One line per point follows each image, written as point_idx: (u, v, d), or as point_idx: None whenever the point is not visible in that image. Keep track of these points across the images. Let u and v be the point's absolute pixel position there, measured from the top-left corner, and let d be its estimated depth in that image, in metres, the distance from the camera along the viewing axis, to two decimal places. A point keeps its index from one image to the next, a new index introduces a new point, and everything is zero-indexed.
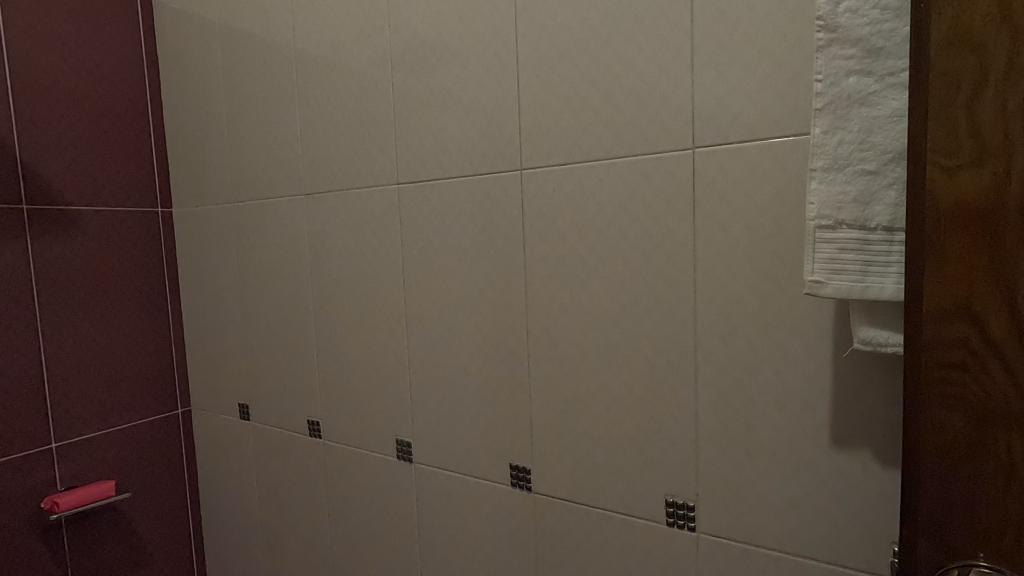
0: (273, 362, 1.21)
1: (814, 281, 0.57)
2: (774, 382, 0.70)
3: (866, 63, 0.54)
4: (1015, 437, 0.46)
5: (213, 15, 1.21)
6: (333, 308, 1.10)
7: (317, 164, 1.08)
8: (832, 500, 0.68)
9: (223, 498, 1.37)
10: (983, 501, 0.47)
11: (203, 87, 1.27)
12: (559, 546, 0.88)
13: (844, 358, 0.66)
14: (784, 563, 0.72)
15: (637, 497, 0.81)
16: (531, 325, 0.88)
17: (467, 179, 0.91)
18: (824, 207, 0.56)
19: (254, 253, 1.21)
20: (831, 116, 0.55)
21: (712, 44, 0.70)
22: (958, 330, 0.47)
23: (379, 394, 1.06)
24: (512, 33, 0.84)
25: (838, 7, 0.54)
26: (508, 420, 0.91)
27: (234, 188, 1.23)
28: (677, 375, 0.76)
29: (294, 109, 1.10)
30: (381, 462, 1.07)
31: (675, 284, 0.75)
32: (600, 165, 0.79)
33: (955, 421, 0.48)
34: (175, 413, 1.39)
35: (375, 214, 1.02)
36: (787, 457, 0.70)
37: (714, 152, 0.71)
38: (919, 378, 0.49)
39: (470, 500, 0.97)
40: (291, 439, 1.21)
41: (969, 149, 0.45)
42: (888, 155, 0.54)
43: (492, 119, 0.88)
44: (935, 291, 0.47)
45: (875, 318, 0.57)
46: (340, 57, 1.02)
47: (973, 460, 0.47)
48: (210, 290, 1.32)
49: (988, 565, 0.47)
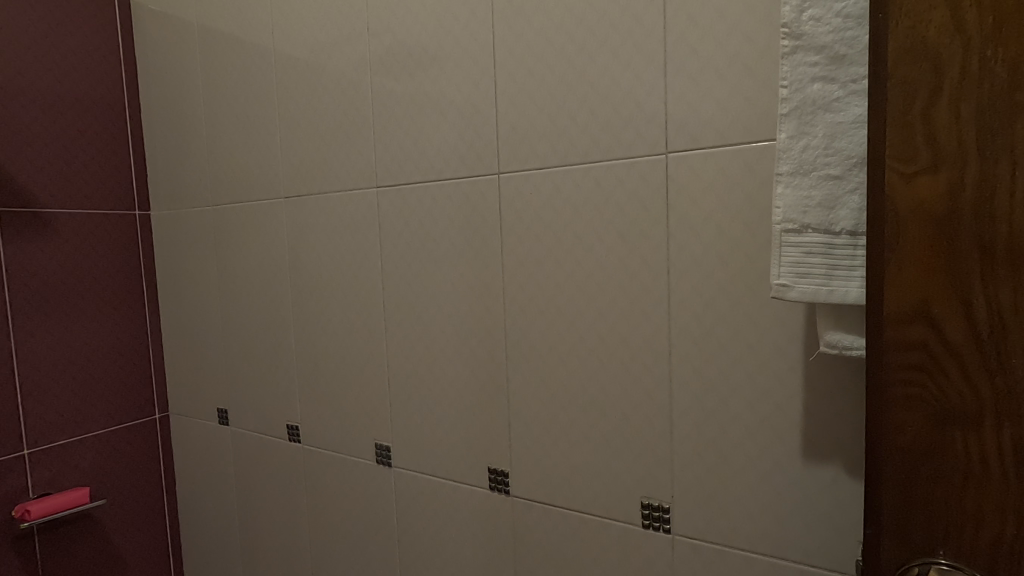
0: (252, 365, 1.20)
1: (780, 284, 0.58)
2: (746, 384, 0.71)
3: (830, 70, 0.55)
4: (971, 438, 0.46)
5: (192, 18, 1.21)
6: (312, 311, 1.09)
7: (296, 166, 1.08)
8: (803, 501, 0.69)
9: (202, 504, 1.36)
10: (941, 500, 0.48)
11: (181, 88, 1.26)
12: (537, 549, 0.88)
13: (813, 361, 0.67)
14: (758, 564, 0.73)
15: (613, 500, 0.81)
16: (509, 328, 0.88)
17: (445, 182, 0.91)
18: (790, 211, 0.57)
19: (233, 255, 1.20)
20: (796, 122, 0.56)
21: (684, 50, 0.71)
22: (917, 332, 0.48)
23: (358, 398, 1.05)
24: (490, 37, 0.85)
25: (802, 15, 0.55)
26: (486, 423, 0.91)
27: (212, 191, 1.22)
28: (652, 378, 0.77)
29: (273, 111, 1.10)
30: (360, 466, 1.07)
31: (650, 288, 0.76)
32: (576, 170, 0.80)
33: (915, 421, 0.49)
34: (153, 419, 1.37)
35: (353, 217, 1.02)
36: (759, 458, 0.71)
37: (686, 157, 0.72)
38: (880, 378, 0.50)
39: (449, 503, 0.97)
40: (269, 444, 1.19)
41: (925, 156, 0.46)
42: (852, 160, 0.55)
43: (470, 123, 0.88)
44: (895, 294, 0.48)
45: (841, 322, 0.58)
46: (319, 59, 1.02)
47: (932, 460, 0.48)
48: (188, 293, 1.31)
49: (948, 563, 0.48)
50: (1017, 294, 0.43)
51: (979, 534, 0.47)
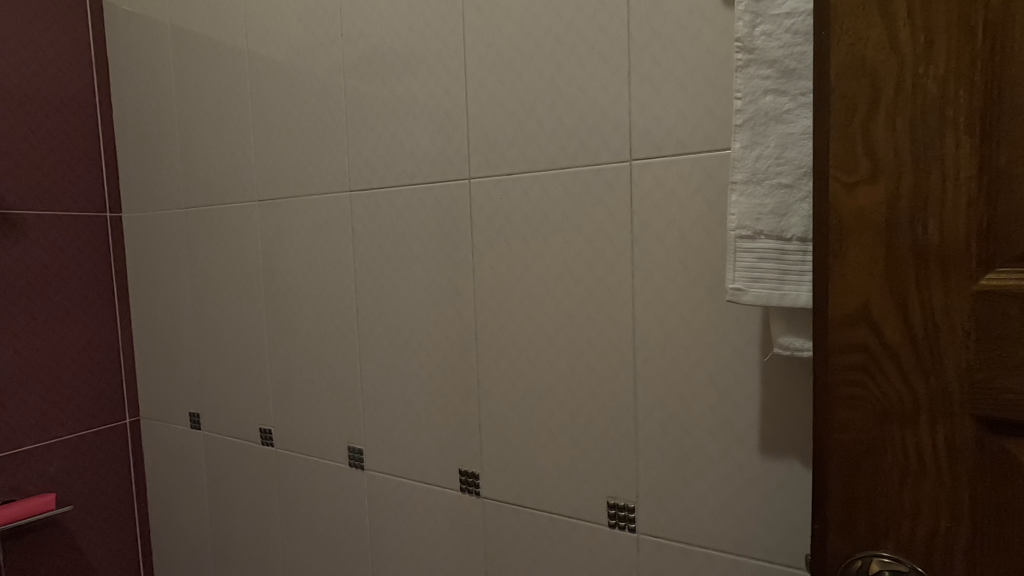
0: (225, 368, 1.20)
1: (735, 288, 0.60)
2: (707, 385, 0.73)
3: (781, 83, 0.57)
4: (910, 435, 0.49)
5: (166, 20, 1.20)
6: (285, 315, 1.09)
7: (269, 169, 1.08)
8: (761, 499, 0.71)
9: (173, 509, 1.34)
10: (882, 494, 0.50)
11: (155, 89, 1.25)
12: (506, 549, 0.89)
13: (770, 363, 0.69)
14: (719, 561, 0.74)
15: (581, 500, 0.83)
16: (480, 331, 0.89)
17: (417, 187, 0.92)
18: (744, 218, 0.59)
19: (206, 258, 1.20)
20: (750, 132, 0.58)
21: (647, 60, 0.73)
22: (860, 334, 0.50)
23: (331, 401, 1.05)
24: (461, 45, 0.86)
25: (754, 30, 0.57)
26: (457, 425, 0.92)
27: (186, 193, 1.22)
28: (618, 380, 0.79)
29: (247, 114, 1.10)
30: (333, 469, 1.07)
31: (616, 291, 0.78)
32: (545, 176, 0.81)
33: (858, 420, 0.51)
34: (124, 423, 1.36)
35: (327, 221, 1.02)
36: (720, 457, 0.73)
37: (650, 164, 0.74)
38: (826, 379, 0.52)
39: (421, 505, 0.97)
40: (242, 447, 1.19)
41: (865, 166, 0.48)
42: (802, 170, 0.57)
43: (442, 129, 0.89)
44: (838, 298, 0.50)
45: (793, 324, 0.60)
46: (293, 63, 1.03)
47: (873, 456, 0.50)
48: (160, 295, 1.30)
49: (889, 556, 0.50)
50: (948, 297, 0.46)
51: (918, 526, 0.49)
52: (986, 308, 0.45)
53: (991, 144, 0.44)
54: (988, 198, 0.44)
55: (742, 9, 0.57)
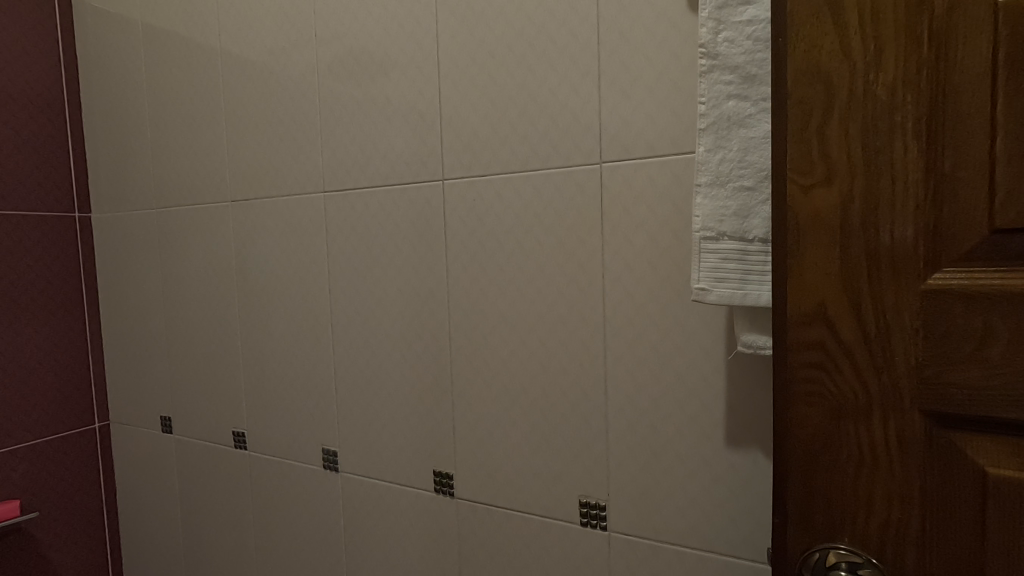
0: (197, 371, 1.18)
1: (699, 288, 0.61)
2: (675, 384, 0.75)
3: (743, 88, 0.58)
4: (864, 429, 0.50)
5: (137, 17, 1.19)
6: (259, 317, 1.08)
7: (243, 170, 1.07)
8: (728, 496, 0.73)
9: (144, 515, 1.32)
10: (839, 487, 0.52)
11: (124, 87, 1.23)
12: (480, 550, 0.90)
13: (735, 362, 0.71)
14: (688, 557, 0.76)
15: (553, 499, 0.83)
16: (454, 331, 0.89)
17: (391, 188, 0.92)
18: (708, 220, 0.60)
19: (178, 259, 1.18)
20: (713, 136, 0.60)
21: (617, 64, 0.74)
22: (816, 333, 0.51)
23: (305, 404, 1.05)
24: (434, 46, 0.86)
25: (717, 36, 0.58)
26: (431, 426, 0.92)
27: (157, 193, 1.20)
28: (589, 379, 0.79)
29: (220, 113, 1.09)
30: (307, 472, 1.06)
31: (586, 292, 0.79)
32: (517, 177, 0.82)
33: (816, 416, 0.52)
34: (93, 428, 1.33)
35: (300, 222, 1.02)
36: (688, 455, 0.74)
37: (619, 167, 0.76)
38: (785, 376, 0.53)
39: (395, 506, 0.97)
40: (215, 451, 1.17)
41: (820, 170, 0.50)
42: (763, 173, 0.58)
43: (416, 130, 0.89)
44: (796, 298, 0.52)
45: (755, 323, 0.62)
46: (267, 62, 1.02)
47: (829, 450, 0.52)
48: (131, 296, 1.28)
49: (845, 548, 0.52)
50: (898, 297, 0.48)
51: (872, 517, 0.50)
52: (933, 307, 0.47)
53: (937, 148, 0.46)
54: (934, 200, 0.46)
55: (705, 16, 0.59)
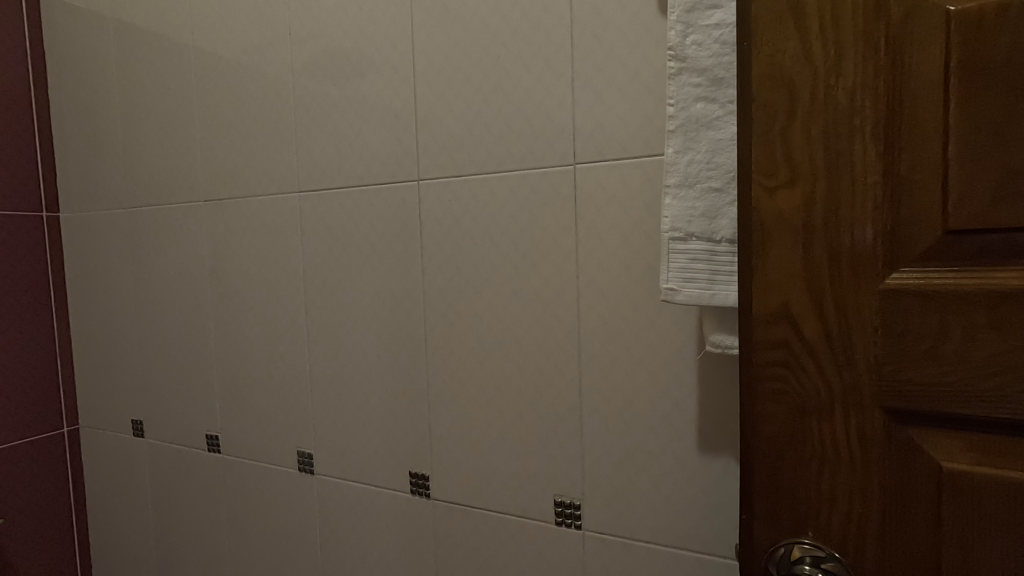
0: (170, 373, 1.16)
1: (668, 288, 0.61)
2: (648, 384, 0.75)
3: (712, 91, 0.59)
4: (827, 426, 0.51)
5: (107, 12, 1.17)
6: (233, 319, 1.07)
7: (217, 169, 1.05)
8: (700, 493, 0.73)
9: (115, 520, 1.29)
10: (804, 483, 0.53)
11: (95, 84, 1.21)
12: (456, 551, 0.89)
13: (706, 361, 0.72)
14: (662, 555, 0.76)
15: (528, 499, 0.84)
16: (430, 332, 0.89)
17: (367, 188, 0.92)
18: (677, 221, 0.61)
19: (150, 259, 1.16)
20: (682, 138, 0.60)
21: (590, 66, 0.75)
22: (781, 332, 0.52)
23: (280, 405, 1.03)
24: (410, 46, 0.86)
25: (686, 39, 0.59)
26: (408, 427, 0.92)
27: (129, 192, 1.18)
28: (564, 379, 0.80)
29: (193, 111, 1.07)
30: (282, 475, 1.04)
31: (561, 293, 0.79)
32: (492, 178, 0.82)
33: (781, 413, 0.53)
34: (61, 432, 1.30)
35: (275, 222, 1.01)
36: (660, 454, 0.75)
37: (593, 168, 0.76)
38: (751, 374, 0.54)
39: (371, 508, 0.96)
40: (188, 454, 1.15)
41: (784, 172, 0.51)
42: (730, 174, 0.59)
43: (392, 130, 0.89)
44: (761, 298, 0.53)
45: (724, 323, 0.63)
46: (242, 60, 1.01)
47: (794, 447, 0.53)
48: (102, 296, 1.25)
49: (810, 543, 0.52)
50: (859, 296, 0.49)
51: (835, 512, 0.51)
52: (891, 306, 0.48)
53: (895, 151, 0.47)
54: (892, 202, 0.47)
55: (674, 19, 0.59)
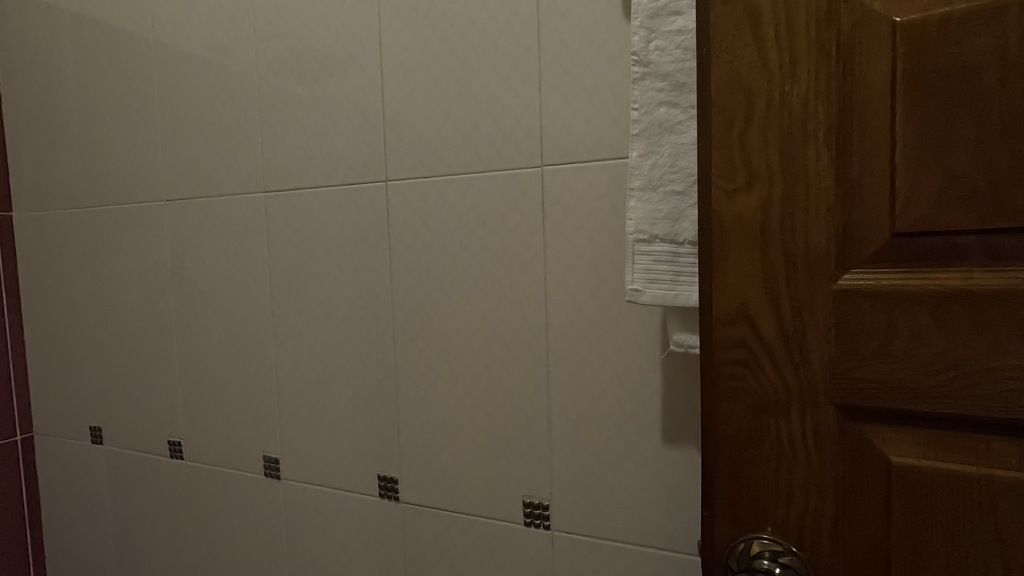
0: (130, 377, 1.13)
1: (633, 289, 0.62)
2: (614, 384, 0.76)
3: (674, 96, 0.60)
4: (784, 422, 0.53)
5: (64, 5, 1.13)
6: (196, 321, 1.04)
7: (179, 168, 1.03)
8: (665, 491, 0.75)
9: (72, 531, 1.25)
10: (762, 478, 0.54)
11: (49, 78, 1.17)
12: (425, 553, 0.89)
13: (671, 361, 0.73)
14: (629, 552, 0.77)
15: (498, 500, 0.84)
16: (398, 333, 0.88)
17: (334, 189, 0.91)
18: (641, 223, 0.62)
19: (109, 260, 1.13)
20: (646, 141, 0.61)
21: (557, 69, 0.76)
22: (740, 332, 0.54)
23: (245, 409, 1.01)
24: (377, 46, 0.86)
25: (649, 45, 0.60)
26: (376, 430, 0.91)
27: (86, 191, 1.14)
28: (533, 380, 0.80)
29: (154, 109, 1.05)
30: (247, 480, 1.02)
31: (529, 294, 0.79)
32: (461, 179, 0.82)
33: (740, 411, 0.54)
34: (14, 441, 1.25)
35: (239, 222, 0.99)
36: (627, 453, 0.76)
37: (560, 170, 0.77)
38: (711, 373, 0.55)
39: (340, 512, 0.95)
40: (149, 460, 1.12)
41: (742, 175, 0.52)
42: (692, 177, 0.60)
43: (359, 131, 0.88)
44: (721, 298, 0.54)
45: (687, 323, 0.64)
46: (204, 57, 0.99)
47: (753, 444, 0.54)
48: (58, 299, 1.21)
49: (769, 538, 0.54)
50: (813, 297, 0.50)
51: (792, 506, 0.53)
52: (843, 306, 0.49)
53: (845, 156, 0.48)
54: (843, 205, 0.49)
55: (637, 25, 0.60)
